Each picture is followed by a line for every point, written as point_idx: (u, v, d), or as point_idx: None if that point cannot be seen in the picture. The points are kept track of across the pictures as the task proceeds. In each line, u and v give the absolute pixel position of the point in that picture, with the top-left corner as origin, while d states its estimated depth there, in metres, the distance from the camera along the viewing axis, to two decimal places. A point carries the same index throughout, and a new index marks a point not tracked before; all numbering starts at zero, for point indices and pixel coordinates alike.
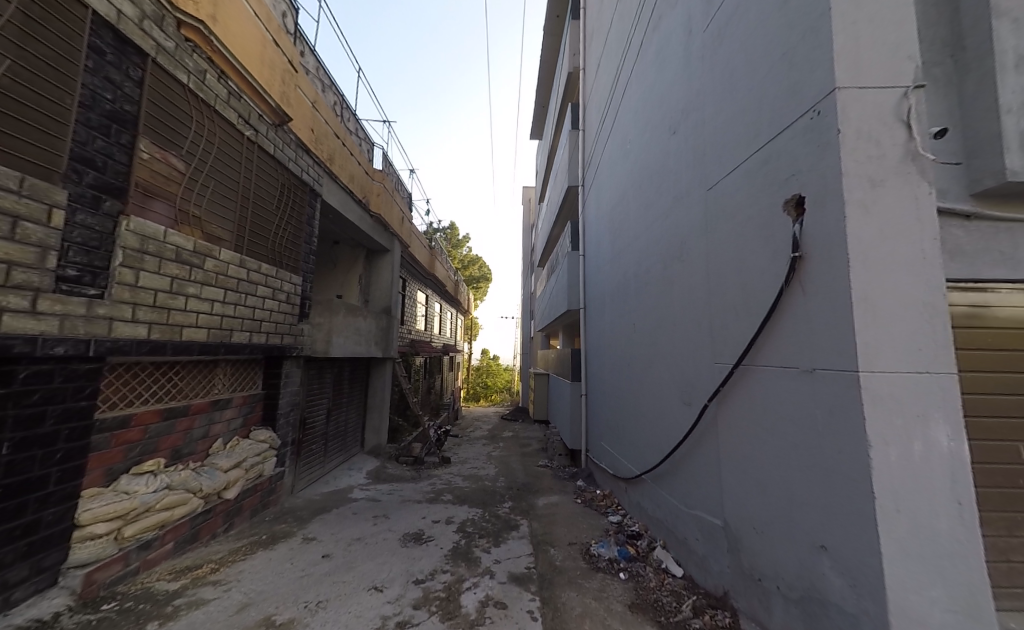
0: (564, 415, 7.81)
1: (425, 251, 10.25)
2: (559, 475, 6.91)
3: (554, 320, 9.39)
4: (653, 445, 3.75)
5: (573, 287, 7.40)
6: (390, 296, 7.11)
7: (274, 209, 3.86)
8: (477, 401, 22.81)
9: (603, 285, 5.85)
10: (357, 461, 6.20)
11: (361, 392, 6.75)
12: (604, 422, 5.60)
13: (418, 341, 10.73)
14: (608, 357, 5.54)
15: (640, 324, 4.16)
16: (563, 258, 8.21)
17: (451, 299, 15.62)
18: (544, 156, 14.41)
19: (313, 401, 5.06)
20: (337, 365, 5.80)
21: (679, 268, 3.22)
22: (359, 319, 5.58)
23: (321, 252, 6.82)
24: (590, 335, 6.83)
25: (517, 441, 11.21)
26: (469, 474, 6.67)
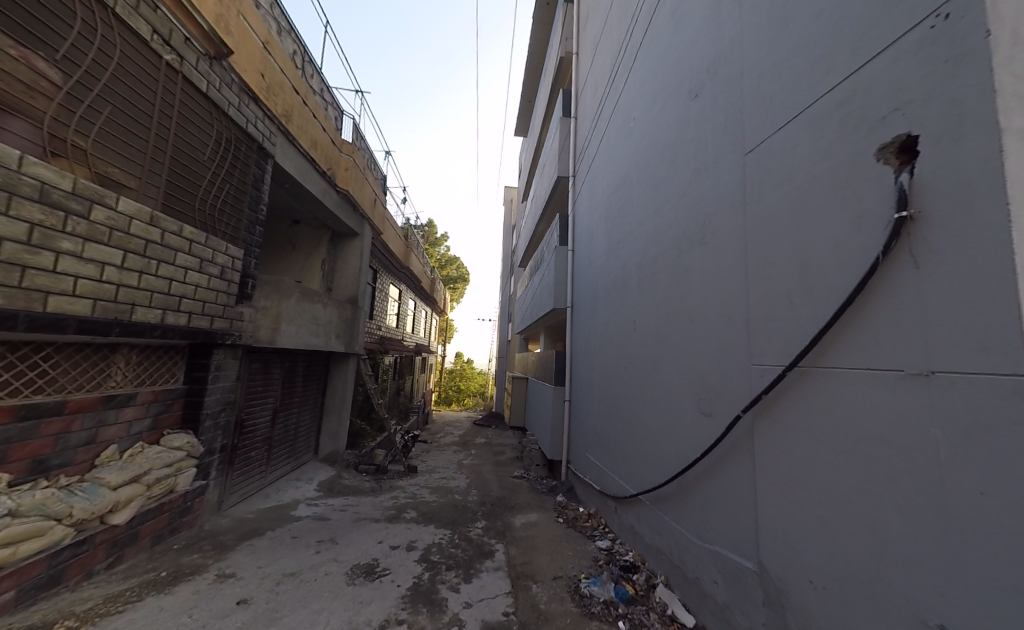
0: (545, 421, 7.25)
1: (400, 241, 9.48)
2: (537, 487, 6.32)
3: (536, 320, 8.82)
4: (655, 461, 3.22)
5: (559, 284, 6.86)
6: (357, 285, 6.35)
7: (207, 161, 3.10)
8: (450, 404, 21.95)
9: (596, 281, 5.30)
10: (308, 471, 5.40)
11: (318, 392, 5.96)
12: (592, 432, 5.06)
13: (388, 338, 9.92)
14: (600, 361, 5.00)
15: (644, 321, 3.62)
16: (548, 253, 7.66)
17: (427, 296, 14.78)
18: (528, 153, 13.95)
19: (253, 400, 4.30)
20: (290, 359, 5.03)
21: (702, 253, 2.67)
22: (318, 306, 4.84)
23: (279, 231, 5.99)
24: (578, 336, 6.28)
25: (491, 448, 10.56)
26: (437, 485, 5.99)
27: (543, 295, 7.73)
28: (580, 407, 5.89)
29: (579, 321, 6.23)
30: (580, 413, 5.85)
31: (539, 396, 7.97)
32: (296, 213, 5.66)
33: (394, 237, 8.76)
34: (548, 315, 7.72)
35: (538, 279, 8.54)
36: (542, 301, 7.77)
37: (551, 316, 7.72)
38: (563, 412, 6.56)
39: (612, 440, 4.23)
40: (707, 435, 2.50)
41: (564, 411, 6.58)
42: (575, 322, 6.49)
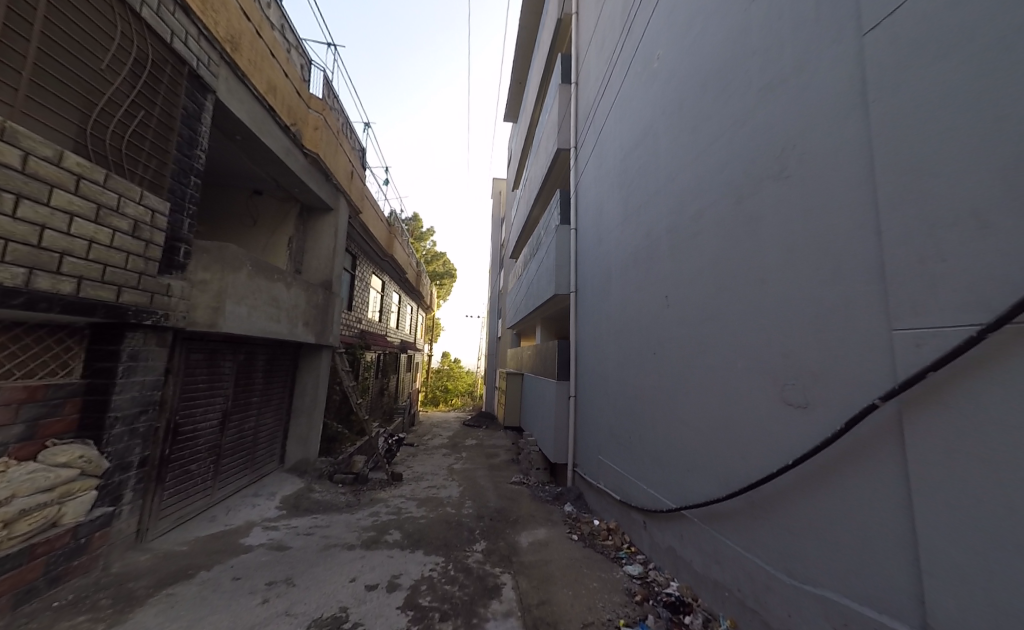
0: (545, 421, 6.52)
1: (382, 226, 8.61)
2: (539, 495, 5.60)
3: (532, 311, 8.11)
4: (704, 468, 2.55)
5: (561, 268, 6.14)
6: (332, 267, 5.52)
7: (96, 71, 2.29)
8: (437, 406, 21.01)
9: (608, 259, 4.61)
10: (271, 484, 4.54)
11: (284, 391, 5.09)
12: (606, 433, 4.38)
13: (369, 333, 9.06)
14: (614, 350, 4.31)
15: (683, 295, 2.93)
16: (546, 236, 6.95)
17: (412, 291, 13.89)
18: (519, 140, 13.24)
19: (191, 400, 3.45)
20: (245, 351, 4.17)
21: (787, 193, 2.00)
22: (281, 286, 4.03)
23: (237, 203, 5.11)
24: (584, 325, 5.59)
25: (483, 451, 9.77)
26: (425, 496, 5.20)
27: (542, 282, 7.02)
28: (588, 404, 5.19)
29: (585, 308, 5.53)
30: (588, 411, 5.16)
31: (537, 394, 7.25)
32: (256, 181, 4.81)
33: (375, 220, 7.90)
34: (547, 304, 7.02)
35: (535, 266, 7.82)
36: (541, 289, 7.05)
37: (550, 305, 7.02)
38: (568, 410, 5.85)
39: (637, 442, 3.54)
40: (801, 436, 1.83)
41: (568, 409, 5.87)
42: (579, 309, 5.80)
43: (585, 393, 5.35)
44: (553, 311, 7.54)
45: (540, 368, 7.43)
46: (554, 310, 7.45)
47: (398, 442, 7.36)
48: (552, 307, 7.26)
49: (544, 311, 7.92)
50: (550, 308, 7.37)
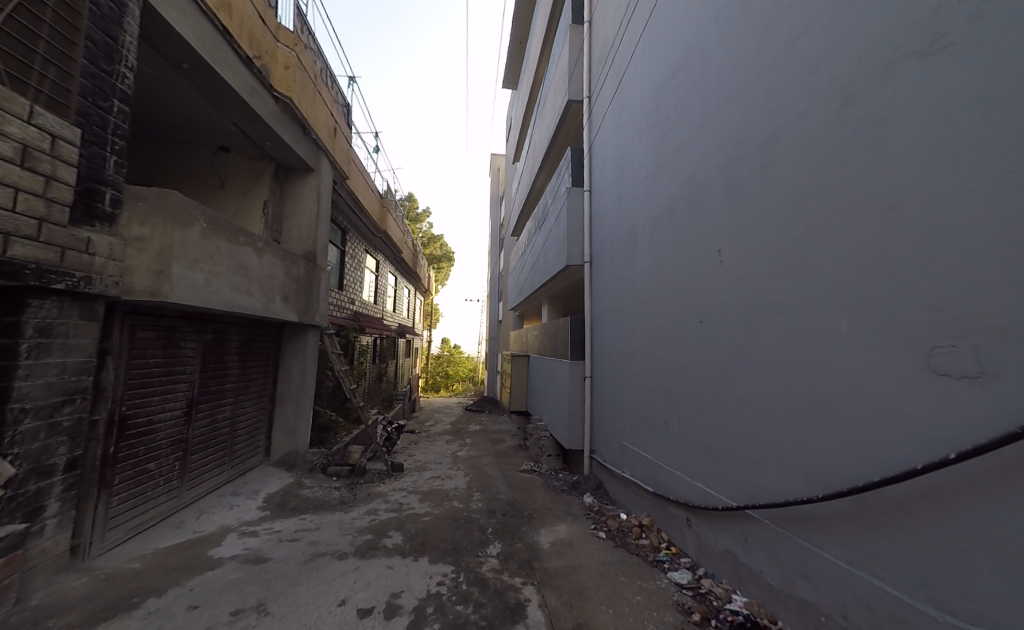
0: (556, 405, 5.99)
1: (372, 197, 7.88)
2: (552, 484, 5.12)
3: (540, 288, 7.49)
4: (784, 459, 2.01)
5: (573, 235, 5.50)
6: (314, 237, 4.84)
7: None
8: (437, 391, 20.59)
9: (634, 218, 3.98)
10: (253, 481, 4.01)
11: (266, 376, 4.51)
12: (633, 417, 3.85)
13: (363, 315, 8.45)
14: (641, 322, 3.73)
15: (749, 243, 2.33)
16: (556, 202, 6.27)
17: (409, 272, 13.20)
18: (519, 108, 12.33)
19: (144, 387, 2.86)
20: (212, 330, 3.57)
21: (942, 69, 1.38)
22: (251, 251, 3.39)
23: (202, 162, 4.42)
24: (601, 298, 4.98)
25: (488, 437, 9.27)
26: (429, 489, 4.69)
27: (551, 254, 6.36)
28: (608, 385, 4.65)
29: (602, 278, 4.92)
30: (609, 392, 4.60)
31: (547, 376, 6.70)
32: (221, 132, 4.10)
33: (364, 189, 7.17)
34: (557, 278, 6.39)
35: (542, 238, 7.15)
36: (550, 261, 6.40)
37: (561, 278, 6.41)
38: (583, 392, 5.32)
39: (677, 426, 3.01)
40: (972, 421, 1.27)
41: (583, 391, 5.33)
42: (595, 280, 5.19)
43: (604, 373, 4.79)
44: (563, 286, 6.92)
45: (550, 348, 6.86)
46: (564, 285, 6.82)
47: (398, 430, 6.85)
48: (561, 281, 6.64)
49: (552, 287, 7.29)
50: (559, 282, 6.75)
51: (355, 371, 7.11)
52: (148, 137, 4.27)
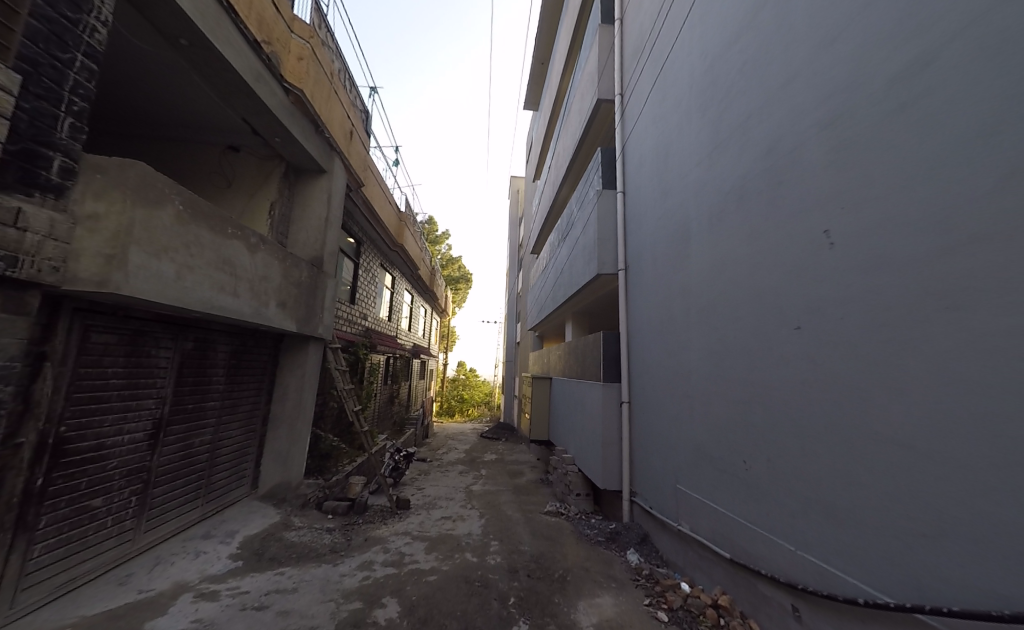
0: (585, 435, 5.21)
1: (389, 209, 7.78)
2: (584, 533, 4.21)
3: (564, 303, 6.88)
4: (986, 541, 1.24)
5: (605, 242, 4.91)
6: (322, 240, 4.50)
7: None
8: (452, 417, 19.81)
9: (684, 215, 3.35)
10: (231, 520, 3.39)
11: (258, 394, 4.01)
12: (692, 455, 3.07)
13: (375, 332, 8.00)
14: (699, 337, 3.03)
15: (871, 217, 1.67)
16: (583, 209, 5.76)
17: (424, 290, 12.88)
18: (540, 127, 12.18)
19: (95, 402, 2.38)
20: (195, 338, 3.11)
21: None
22: (242, 246, 2.95)
23: (210, 160, 4.21)
24: (640, 312, 4.30)
25: (506, 469, 8.41)
26: (438, 535, 3.94)
27: (577, 263, 5.87)
28: (652, 414, 3.88)
29: (642, 289, 4.26)
30: (653, 422, 3.83)
31: (573, 401, 5.94)
32: (228, 128, 3.91)
33: (380, 199, 6.99)
34: (585, 291, 5.80)
35: (566, 248, 6.71)
36: (576, 271, 5.89)
37: (591, 292, 5.77)
38: (619, 421, 4.54)
39: (763, 472, 2.23)
40: None
41: (619, 419, 4.55)
42: (631, 292, 4.56)
43: (646, 400, 4.04)
44: (591, 301, 6.28)
45: (577, 370, 6.13)
46: (593, 300, 6.19)
47: (404, 460, 6.15)
48: (591, 296, 6.02)
49: (579, 302, 6.66)
50: (587, 297, 6.12)
51: (365, 391, 6.59)
52: (155, 136, 4.11)
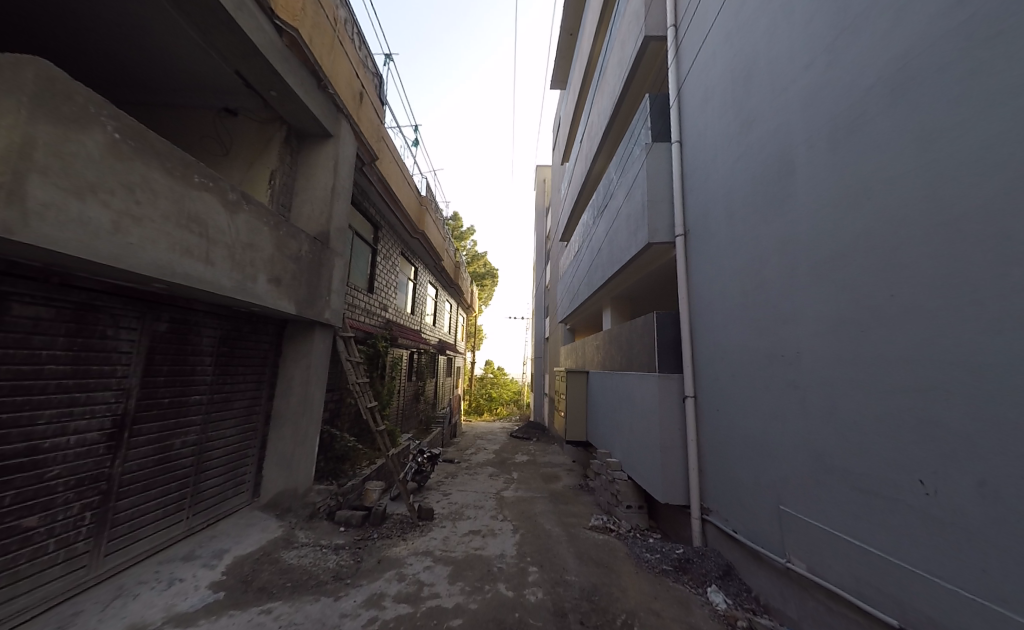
0: (634, 435, 4.40)
1: (408, 191, 7.25)
2: (643, 558, 3.41)
3: (603, 286, 6.06)
4: None
5: (658, 203, 4.08)
6: (329, 212, 3.93)
7: None
8: (480, 415, 19.39)
9: (787, 143, 2.48)
10: (223, 537, 2.84)
11: (257, 388, 3.46)
12: (813, 466, 2.21)
13: (396, 324, 7.50)
14: (823, 301, 2.15)
15: None
16: (627, 172, 4.93)
17: (448, 283, 12.35)
18: (568, 103, 11.34)
19: (26, 393, 1.83)
20: (169, 317, 2.56)
21: None
22: (215, 201, 2.38)
23: (203, 127, 3.74)
24: (709, 284, 3.44)
25: (540, 473, 7.69)
26: (464, 557, 3.27)
27: (620, 236, 5.04)
28: (732, 411, 3.03)
29: (712, 255, 3.39)
30: (735, 423, 2.99)
31: (617, 397, 5.12)
32: (218, 83, 3.40)
33: (396, 177, 6.42)
34: (629, 268, 4.99)
35: (604, 222, 5.90)
36: (619, 245, 5.06)
37: (640, 270, 4.93)
38: (683, 420, 3.70)
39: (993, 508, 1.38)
40: None
41: (682, 417, 3.72)
42: (694, 261, 3.70)
43: (723, 392, 3.18)
44: (636, 282, 5.43)
45: (622, 360, 5.30)
46: (639, 281, 5.33)
47: (426, 464, 5.58)
48: (637, 275, 5.17)
49: (621, 284, 5.82)
50: (631, 277, 5.29)
51: (386, 386, 6.05)
52: (145, 103, 3.70)
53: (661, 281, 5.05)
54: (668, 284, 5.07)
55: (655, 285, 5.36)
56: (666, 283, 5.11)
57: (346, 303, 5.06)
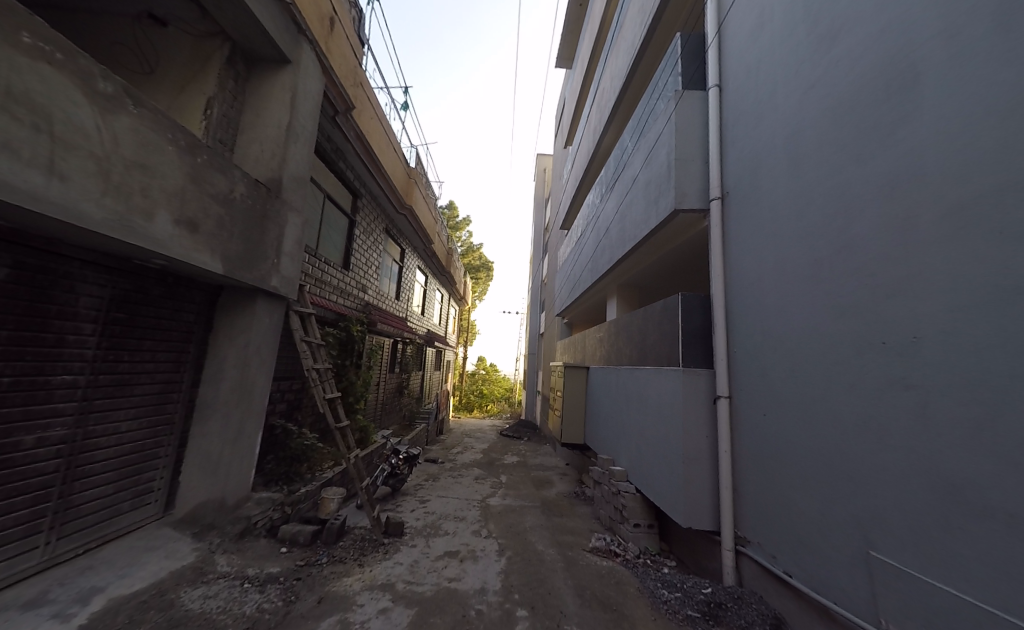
0: (646, 442, 3.69)
1: (394, 160, 6.48)
2: (660, 597, 2.71)
3: (611, 270, 5.35)
4: None
5: (688, 162, 3.36)
6: (284, 155, 3.15)
7: None
8: (471, 411, 18.73)
9: (903, 39, 1.76)
10: (101, 569, 2.08)
11: (174, 371, 2.69)
12: (938, 504, 1.50)
13: (377, 308, 6.74)
14: (975, 261, 1.43)
15: None
16: (646, 133, 4.21)
17: (438, 270, 11.55)
18: (574, 81, 10.61)
19: None
20: (13, 259, 1.78)
21: None
22: (70, 88, 1.61)
23: (122, 39, 2.93)
24: (755, 256, 2.71)
25: (531, 477, 6.97)
26: (431, 595, 2.54)
27: (635, 209, 4.29)
28: (787, 419, 2.32)
29: (762, 220, 2.66)
30: (789, 432, 2.28)
31: (625, 396, 4.40)
32: None
33: (380, 138, 5.60)
34: (645, 246, 4.26)
35: (615, 196, 5.15)
36: (634, 219, 4.32)
37: (658, 249, 4.20)
38: (712, 427, 2.99)
39: None
40: None
41: (710, 422, 3.00)
42: (732, 229, 2.98)
43: (771, 393, 2.47)
44: (651, 265, 4.71)
45: (631, 354, 4.58)
46: (654, 263, 4.60)
47: (398, 470, 4.89)
48: (652, 256, 4.44)
49: (632, 268, 5.09)
50: (646, 258, 4.55)
51: (359, 376, 5.28)
52: None
53: (681, 263, 4.32)
54: (689, 267, 4.34)
55: (672, 269, 4.63)
56: (687, 266, 4.38)
57: (308, 276, 4.28)
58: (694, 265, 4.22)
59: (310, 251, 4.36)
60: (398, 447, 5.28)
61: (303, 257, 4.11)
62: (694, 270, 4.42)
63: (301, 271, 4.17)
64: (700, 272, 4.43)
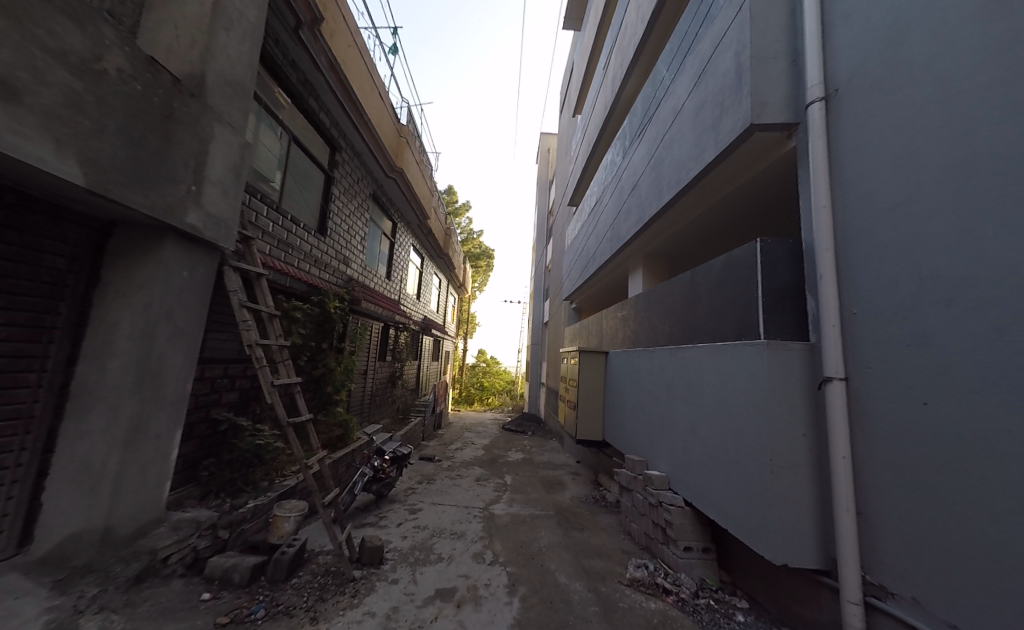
0: (700, 444, 2.79)
1: (383, 112, 5.56)
2: None
3: (637, 235, 4.50)
4: None
5: (769, 62, 2.42)
6: (207, 42, 2.23)
7: None
8: (470, 405, 18.02)
9: None
10: None
11: (36, 342, 1.82)
12: None
13: (364, 287, 5.89)
14: None
15: None
16: (693, 51, 3.30)
17: (436, 251, 10.62)
18: (583, 43, 9.69)
19: None
20: None
21: None
22: None
23: None
24: (895, 167, 1.74)
25: (540, 479, 6.12)
26: None
27: (680, 146, 3.37)
28: None
29: (908, 109, 1.71)
30: (986, 432, 1.36)
31: (662, 385, 3.50)
32: None
33: (358, 75, 4.68)
34: (692, 194, 3.33)
35: (647, 142, 4.22)
36: (677, 160, 3.40)
37: (709, 195, 3.29)
38: (812, 424, 2.08)
39: None
40: None
41: (807, 417, 2.09)
42: (844, 139, 2.02)
43: None
44: (691, 222, 3.80)
45: (669, 333, 3.68)
46: (697, 218, 3.69)
47: (383, 475, 4.08)
48: (699, 207, 3.52)
49: (666, 229, 4.17)
50: (688, 211, 3.63)
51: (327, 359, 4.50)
52: None
53: (737, 213, 3.41)
54: (747, 215, 3.43)
55: (721, 224, 3.72)
56: (744, 216, 3.48)
57: (258, 231, 3.38)
58: (757, 210, 3.31)
59: (257, 198, 3.43)
60: (383, 447, 4.41)
61: (243, 202, 3.19)
62: (752, 218, 3.52)
63: (243, 221, 3.25)
64: (760, 221, 3.54)
